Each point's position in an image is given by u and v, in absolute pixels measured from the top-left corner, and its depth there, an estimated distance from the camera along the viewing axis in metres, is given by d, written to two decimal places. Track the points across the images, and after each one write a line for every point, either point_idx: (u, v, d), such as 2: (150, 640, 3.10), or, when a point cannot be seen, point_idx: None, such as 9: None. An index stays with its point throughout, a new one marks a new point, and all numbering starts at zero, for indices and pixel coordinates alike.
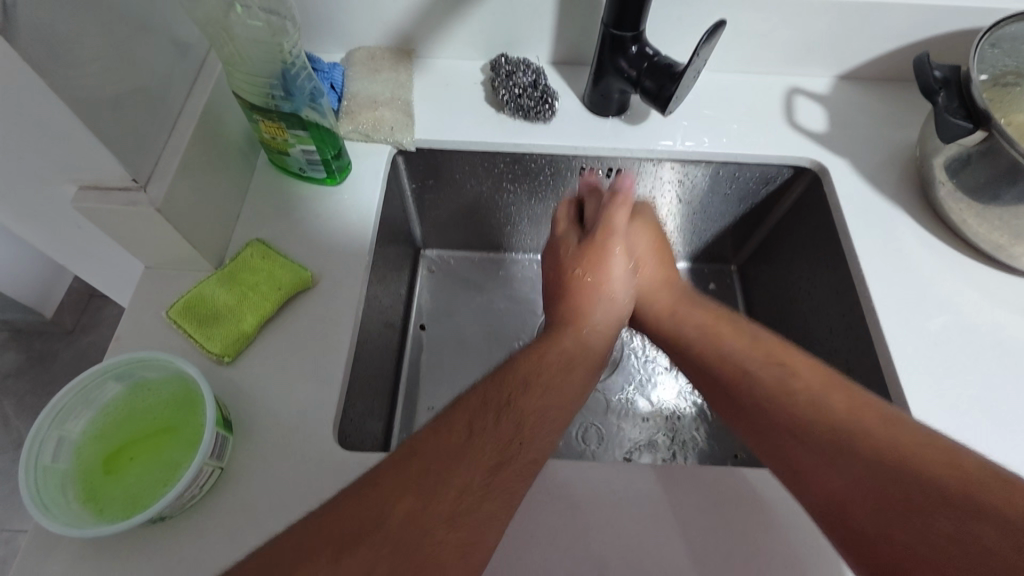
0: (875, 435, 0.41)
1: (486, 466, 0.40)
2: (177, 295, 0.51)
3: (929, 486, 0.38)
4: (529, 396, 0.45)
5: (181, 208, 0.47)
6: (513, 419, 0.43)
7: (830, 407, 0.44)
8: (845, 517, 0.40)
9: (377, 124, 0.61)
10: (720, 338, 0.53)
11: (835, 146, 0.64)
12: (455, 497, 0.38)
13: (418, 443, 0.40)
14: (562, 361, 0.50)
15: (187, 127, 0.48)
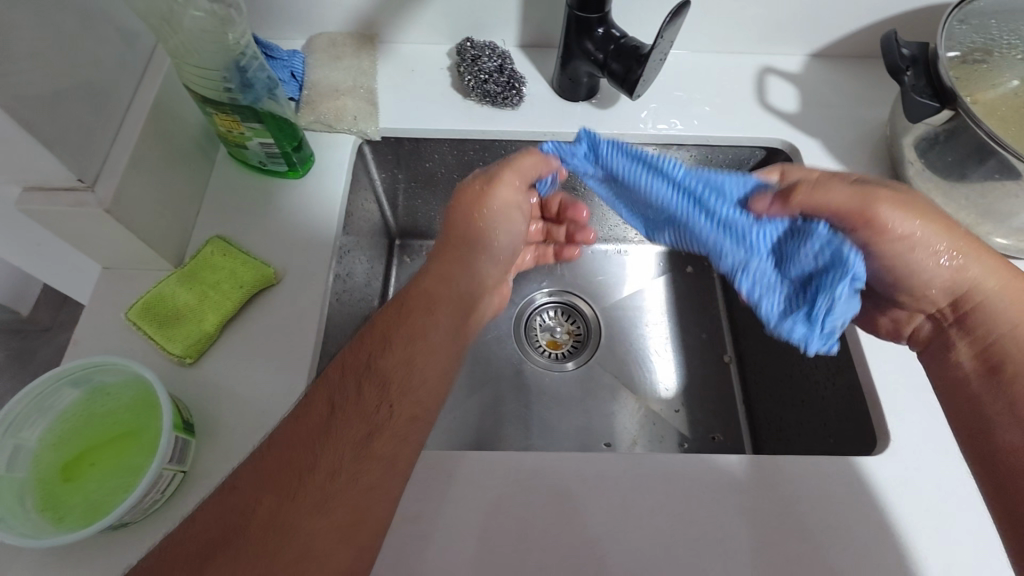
0: None
1: (370, 411, 0.39)
2: (137, 295, 0.50)
3: None
4: (413, 319, 0.43)
5: (133, 207, 0.46)
6: (398, 351, 0.41)
7: None
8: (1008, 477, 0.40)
9: (340, 114, 0.60)
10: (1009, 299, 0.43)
11: (807, 126, 0.64)
12: (347, 448, 0.37)
13: (313, 417, 0.38)
14: (433, 281, 0.46)
15: (137, 122, 0.47)
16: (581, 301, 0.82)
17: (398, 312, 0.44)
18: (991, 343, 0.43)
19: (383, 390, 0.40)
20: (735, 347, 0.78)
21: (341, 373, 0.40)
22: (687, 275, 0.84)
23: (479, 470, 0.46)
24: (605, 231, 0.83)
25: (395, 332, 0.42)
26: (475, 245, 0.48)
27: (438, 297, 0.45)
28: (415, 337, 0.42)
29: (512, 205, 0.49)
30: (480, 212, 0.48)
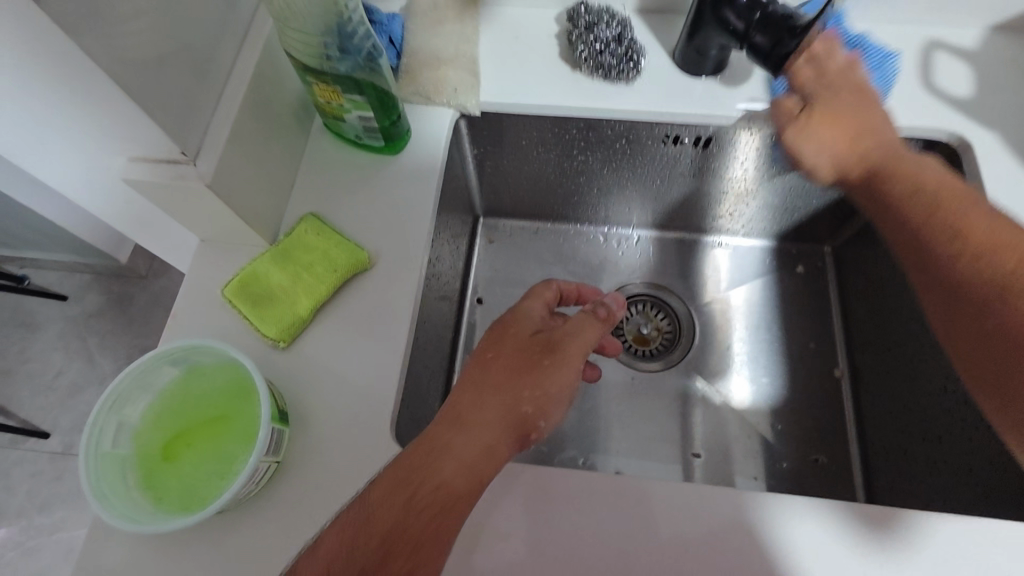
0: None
1: None
2: (232, 271, 0.49)
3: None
4: (423, 500, 0.37)
5: (232, 182, 0.44)
6: (413, 528, 0.37)
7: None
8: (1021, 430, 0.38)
9: (439, 86, 0.55)
10: (925, 210, 0.43)
11: (982, 116, 0.53)
12: None
13: None
14: (451, 459, 0.38)
15: (237, 90, 0.44)
16: (674, 296, 0.75)
17: (411, 482, 0.38)
18: (962, 286, 0.41)
19: (388, 560, 0.36)
20: (849, 360, 0.70)
21: (342, 535, 0.36)
22: (797, 276, 0.75)
23: (576, 490, 0.42)
24: (707, 222, 0.75)
25: (406, 501, 0.37)
26: (527, 366, 0.43)
27: (459, 468, 0.38)
28: (436, 500, 0.37)
29: (573, 340, 0.45)
30: (541, 350, 0.44)
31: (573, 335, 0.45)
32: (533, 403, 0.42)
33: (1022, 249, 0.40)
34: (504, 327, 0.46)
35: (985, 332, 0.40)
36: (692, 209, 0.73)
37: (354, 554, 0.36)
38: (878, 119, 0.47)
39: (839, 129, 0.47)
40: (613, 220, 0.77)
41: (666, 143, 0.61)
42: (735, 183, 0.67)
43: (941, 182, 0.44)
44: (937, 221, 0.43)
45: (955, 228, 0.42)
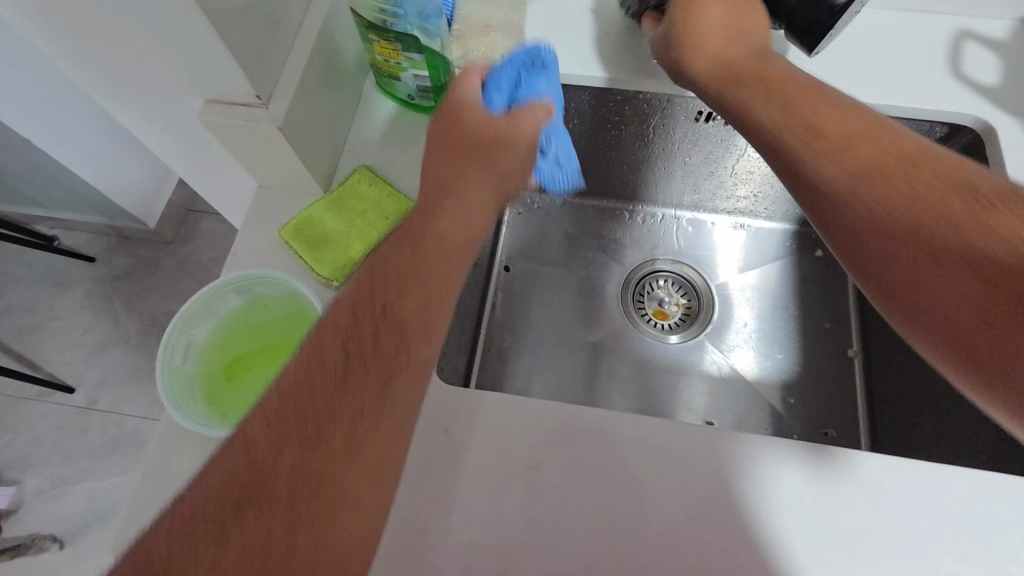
0: (987, 242, 0.36)
1: (381, 358, 0.37)
2: (289, 216, 0.52)
3: (975, 266, 0.36)
4: (424, 265, 0.40)
5: (299, 129, 0.47)
6: (412, 297, 0.39)
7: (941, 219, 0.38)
8: (993, 308, 0.35)
9: (487, 52, 0.58)
10: (865, 152, 0.41)
11: (1007, 103, 0.55)
12: (366, 395, 0.36)
13: (298, 387, 0.36)
14: (440, 224, 0.42)
15: (306, 42, 0.47)
16: (694, 272, 0.79)
17: (370, 301, 0.38)
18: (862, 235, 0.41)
19: (377, 347, 0.38)
20: (863, 342, 0.72)
21: (323, 332, 0.37)
22: (814, 259, 0.77)
23: (604, 430, 0.45)
24: (730, 202, 0.78)
25: (395, 292, 0.39)
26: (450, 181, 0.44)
27: (423, 265, 0.40)
28: (409, 278, 0.39)
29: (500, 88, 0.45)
30: (476, 159, 0.45)
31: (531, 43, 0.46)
32: (508, 171, 0.46)
33: (931, 199, 0.38)
34: (455, 117, 0.45)
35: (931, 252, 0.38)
36: (717, 189, 0.76)
37: (341, 350, 0.37)
38: (800, 100, 0.44)
39: (812, 134, 0.43)
40: (638, 198, 0.80)
41: (699, 120, 0.65)
42: (760, 163, 0.70)
43: (883, 144, 0.41)
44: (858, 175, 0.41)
45: (870, 182, 0.40)
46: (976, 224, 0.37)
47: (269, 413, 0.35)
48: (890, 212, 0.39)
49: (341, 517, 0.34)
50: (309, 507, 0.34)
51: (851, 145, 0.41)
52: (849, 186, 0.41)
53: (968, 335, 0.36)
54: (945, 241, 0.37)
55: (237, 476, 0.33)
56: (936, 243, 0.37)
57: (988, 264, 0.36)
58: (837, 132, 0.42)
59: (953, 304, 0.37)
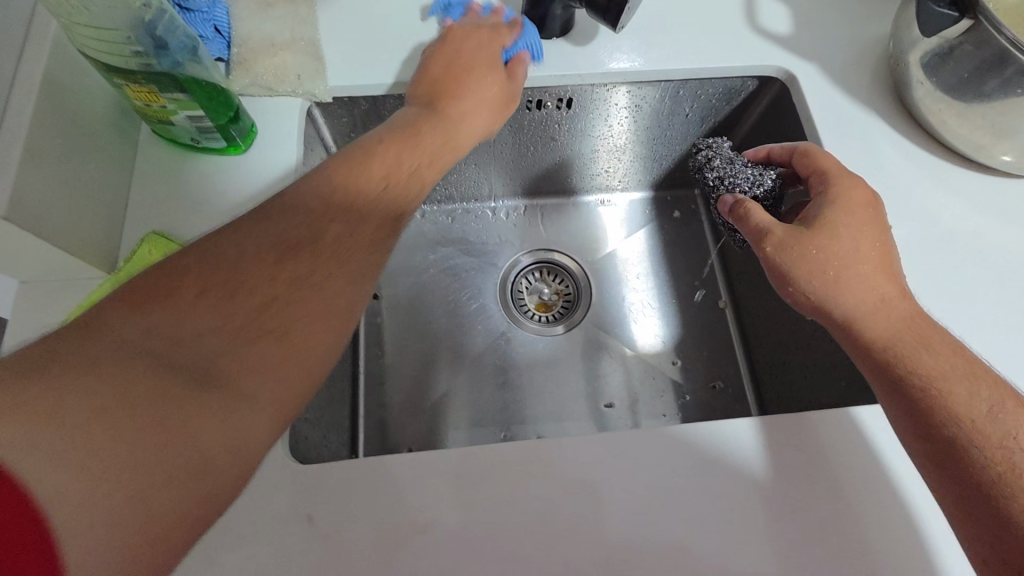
0: (954, 387, 0.39)
1: (272, 313, 0.35)
2: (67, 310, 0.43)
3: (939, 434, 0.38)
4: (344, 259, 0.39)
5: (40, 208, 0.38)
6: (313, 281, 0.37)
7: (924, 364, 0.40)
8: (941, 454, 0.38)
9: (280, 74, 0.51)
10: (867, 271, 0.43)
11: (802, 49, 0.58)
12: (241, 348, 0.33)
13: (164, 326, 0.32)
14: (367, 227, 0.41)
15: (24, 100, 0.38)
16: (567, 257, 0.77)
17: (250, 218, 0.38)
18: (889, 352, 0.41)
19: (270, 303, 0.35)
20: (730, 292, 0.75)
21: (192, 283, 0.34)
22: (675, 222, 0.79)
23: (489, 466, 0.42)
24: (587, 181, 0.77)
25: (272, 266, 0.36)
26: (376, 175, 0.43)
27: (328, 213, 0.39)
28: (318, 264, 0.37)
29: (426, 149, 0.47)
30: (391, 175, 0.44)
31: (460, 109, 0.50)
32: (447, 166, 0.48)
33: (907, 342, 0.41)
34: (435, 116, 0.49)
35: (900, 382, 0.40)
36: (571, 170, 0.75)
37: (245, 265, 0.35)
38: (835, 249, 0.43)
39: (813, 265, 0.43)
40: (498, 193, 0.78)
41: (531, 108, 0.62)
42: (604, 140, 0.70)
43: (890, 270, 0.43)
44: (861, 324, 0.42)
45: (885, 349, 0.41)
46: (934, 375, 0.40)
47: (164, 270, 0.34)
48: (898, 331, 0.41)
49: (181, 452, 0.29)
50: (78, 481, 0.26)
51: (882, 284, 0.43)
52: (856, 292, 0.42)
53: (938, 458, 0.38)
54: (919, 395, 0.39)
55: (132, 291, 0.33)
56: (913, 397, 0.40)
57: (952, 430, 0.38)
58: (845, 266, 0.43)
59: (959, 436, 0.38)
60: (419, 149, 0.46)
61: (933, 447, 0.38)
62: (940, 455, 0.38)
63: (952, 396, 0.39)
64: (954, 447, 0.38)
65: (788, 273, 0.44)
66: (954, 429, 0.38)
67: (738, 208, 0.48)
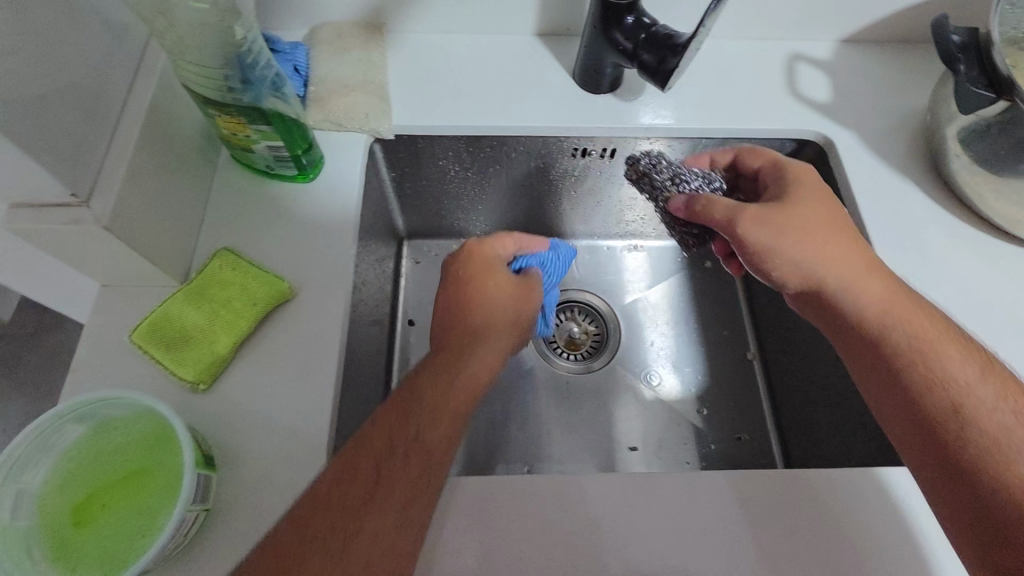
0: (999, 419, 0.40)
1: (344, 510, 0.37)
2: (142, 314, 0.46)
3: (990, 488, 0.38)
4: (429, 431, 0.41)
5: (136, 220, 0.42)
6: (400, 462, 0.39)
7: (966, 387, 0.41)
8: (968, 484, 0.38)
9: (350, 112, 0.55)
10: (878, 283, 0.46)
11: (841, 116, 0.61)
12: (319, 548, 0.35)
13: None
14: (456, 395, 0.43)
15: (133, 125, 0.42)
16: (600, 300, 0.79)
17: (354, 495, 0.37)
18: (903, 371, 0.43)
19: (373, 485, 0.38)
20: (759, 344, 0.76)
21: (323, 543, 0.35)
22: (705, 271, 0.80)
23: (520, 498, 0.43)
24: (621, 227, 0.80)
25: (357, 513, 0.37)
26: (458, 400, 0.43)
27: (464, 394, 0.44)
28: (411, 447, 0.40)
29: (489, 348, 0.48)
30: (474, 376, 0.45)
31: (478, 353, 0.47)
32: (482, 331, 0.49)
33: (899, 321, 0.44)
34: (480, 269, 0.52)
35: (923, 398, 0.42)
36: (607, 215, 0.77)
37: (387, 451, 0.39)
38: (790, 235, 0.47)
39: (794, 233, 0.47)
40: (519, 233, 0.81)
41: (576, 156, 0.66)
42: (642, 189, 0.72)
43: (891, 295, 0.45)
44: (861, 306, 0.46)
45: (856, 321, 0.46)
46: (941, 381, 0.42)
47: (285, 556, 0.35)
48: (921, 349, 0.43)
49: None
50: None
51: (869, 301, 0.45)
52: (848, 292, 0.46)
53: (978, 503, 0.38)
54: (934, 395, 0.42)
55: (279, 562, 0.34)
56: (926, 399, 0.42)
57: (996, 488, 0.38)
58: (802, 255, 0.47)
59: (998, 485, 0.38)
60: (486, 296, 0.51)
61: (965, 483, 0.39)
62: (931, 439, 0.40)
63: (1003, 431, 0.39)
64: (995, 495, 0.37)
65: (765, 246, 0.48)
66: (1008, 490, 0.37)
67: (696, 200, 0.51)
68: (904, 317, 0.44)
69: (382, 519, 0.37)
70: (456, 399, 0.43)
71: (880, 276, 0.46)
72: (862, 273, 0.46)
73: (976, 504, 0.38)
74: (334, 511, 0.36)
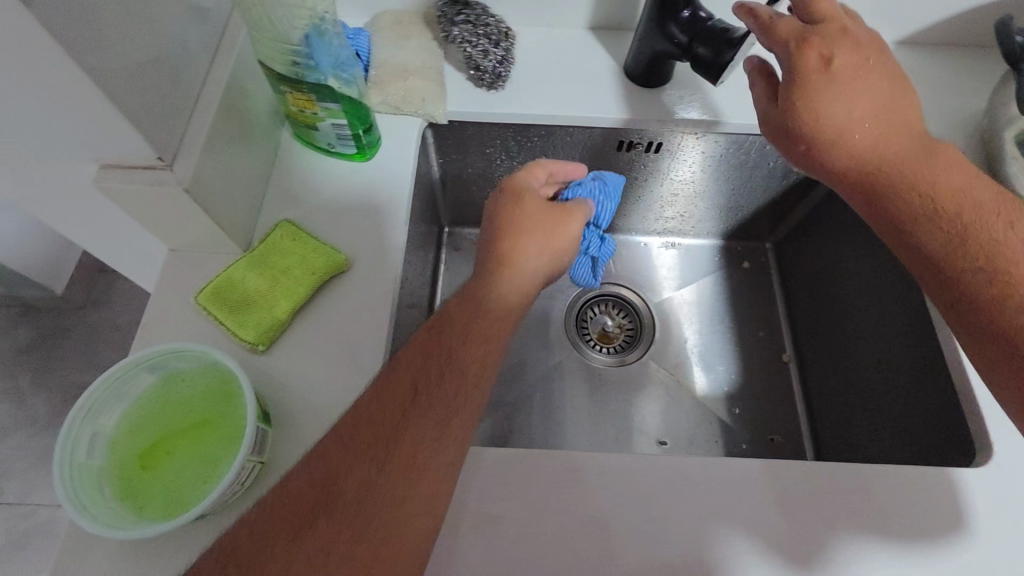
0: (1014, 252, 0.40)
1: (378, 428, 0.38)
2: (207, 278, 0.48)
3: (1009, 309, 0.39)
4: (459, 359, 0.41)
5: (210, 187, 0.44)
6: (444, 390, 0.39)
7: (1000, 236, 0.41)
8: (993, 307, 0.39)
9: (407, 96, 0.57)
10: (910, 132, 0.45)
11: None
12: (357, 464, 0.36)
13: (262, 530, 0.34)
14: (492, 313, 0.44)
15: (211, 96, 0.45)
16: (635, 296, 0.79)
17: (395, 411, 0.38)
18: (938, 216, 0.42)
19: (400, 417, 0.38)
20: (795, 347, 0.75)
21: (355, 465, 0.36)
22: (743, 272, 0.80)
23: (559, 474, 0.44)
24: (660, 224, 0.80)
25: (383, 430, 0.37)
26: (460, 383, 0.40)
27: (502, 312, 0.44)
28: (447, 372, 0.40)
29: (495, 319, 0.44)
30: (483, 350, 0.42)
31: (510, 278, 0.45)
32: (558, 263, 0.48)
33: (945, 162, 0.44)
34: (516, 198, 0.48)
35: (926, 224, 0.42)
36: (648, 211, 0.78)
37: (421, 376, 0.40)
38: (859, 65, 0.45)
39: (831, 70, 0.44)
40: None
41: (622, 149, 0.66)
42: (684, 185, 0.73)
43: (898, 129, 0.45)
44: (878, 137, 0.44)
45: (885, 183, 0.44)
46: (993, 237, 0.41)
47: (319, 462, 0.36)
48: (945, 187, 0.43)
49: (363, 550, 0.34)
50: None
51: (888, 143, 0.44)
52: (871, 127, 0.44)
53: (994, 343, 0.39)
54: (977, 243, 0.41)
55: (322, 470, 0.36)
56: (963, 249, 0.41)
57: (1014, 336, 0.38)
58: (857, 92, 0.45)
59: (992, 301, 0.39)
60: (529, 224, 0.47)
61: (995, 332, 0.39)
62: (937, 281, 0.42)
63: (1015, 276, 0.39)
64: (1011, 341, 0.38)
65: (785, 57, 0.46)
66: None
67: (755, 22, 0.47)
68: (944, 166, 0.43)
69: (417, 449, 0.37)
70: (455, 379, 0.40)
71: (907, 124, 0.45)
72: (879, 102, 0.45)
73: (988, 341, 0.39)
74: (369, 437, 0.37)
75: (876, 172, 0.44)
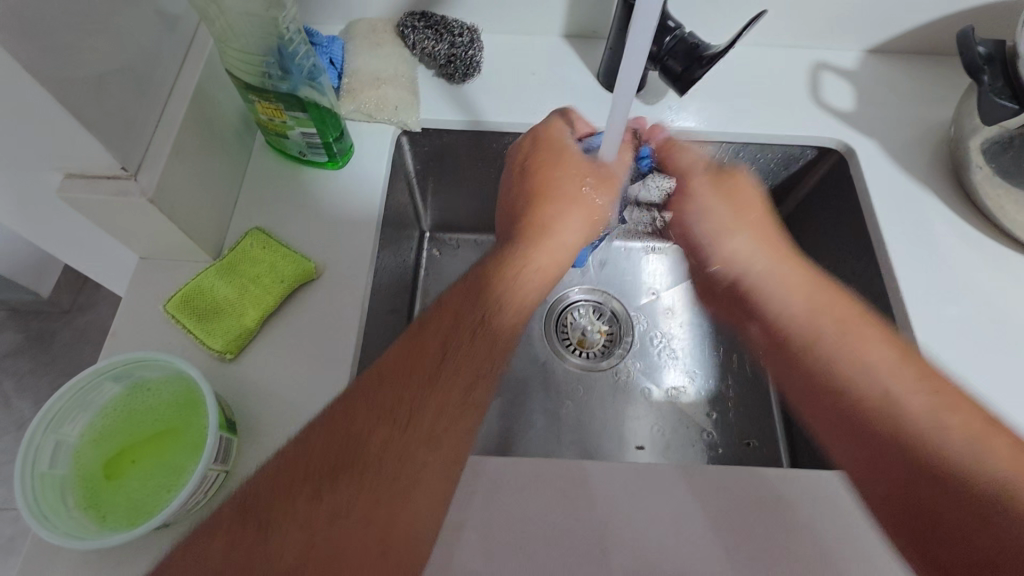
0: (947, 441, 0.39)
1: (406, 407, 0.39)
2: (177, 286, 0.49)
3: (949, 488, 0.38)
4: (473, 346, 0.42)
5: (175, 196, 0.44)
6: (459, 375, 0.41)
7: (949, 458, 0.38)
8: (908, 491, 0.39)
9: (380, 104, 0.58)
10: (833, 320, 0.47)
11: (863, 125, 0.61)
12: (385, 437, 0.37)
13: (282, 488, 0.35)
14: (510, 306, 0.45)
15: (178, 106, 0.45)
16: (614, 301, 0.80)
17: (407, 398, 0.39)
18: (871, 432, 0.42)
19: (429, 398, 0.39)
20: None
21: (383, 435, 0.37)
22: None
23: (525, 481, 0.44)
24: (639, 229, 0.81)
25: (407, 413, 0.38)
26: (477, 358, 0.42)
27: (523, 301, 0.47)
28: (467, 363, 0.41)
29: (507, 312, 0.45)
30: (505, 339, 0.44)
31: (578, 211, 0.51)
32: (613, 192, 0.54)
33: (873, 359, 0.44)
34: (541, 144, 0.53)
35: (892, 439, 0.41)
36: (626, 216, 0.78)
37: (452, 365, 0.41)
38: (731, 195, 0.55)
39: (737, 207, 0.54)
40: None
41: None
42: None
43: (828, 313, 0.47)
44: (806, 334, 0.47)
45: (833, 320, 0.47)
46: (932, 458, 0.39)
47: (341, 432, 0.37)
48: (887, 398, 0.42)
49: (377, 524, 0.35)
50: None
51: (816, 328, 0.47)
52: (808, 336, 0.47)
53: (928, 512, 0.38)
54: (914, 445, 0.40)
55: (347, 439, 0.37)
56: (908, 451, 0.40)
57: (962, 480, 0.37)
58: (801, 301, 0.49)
59: (931, 500, 0.38)
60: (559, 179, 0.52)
61: (916, 477, 0.39)
62: (861, 437, 0.42)
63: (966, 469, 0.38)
64: (937, 512, 0.37)
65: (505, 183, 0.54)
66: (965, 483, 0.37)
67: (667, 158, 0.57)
68: (873, 355, 0.44)
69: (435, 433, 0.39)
70: (470, 366, 0.41)
71: (835, 320, 0.47)
72: (780, 278, 0.51)
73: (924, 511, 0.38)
74: (392, 416, 0.38)
75: (812, 351, 0.47)
